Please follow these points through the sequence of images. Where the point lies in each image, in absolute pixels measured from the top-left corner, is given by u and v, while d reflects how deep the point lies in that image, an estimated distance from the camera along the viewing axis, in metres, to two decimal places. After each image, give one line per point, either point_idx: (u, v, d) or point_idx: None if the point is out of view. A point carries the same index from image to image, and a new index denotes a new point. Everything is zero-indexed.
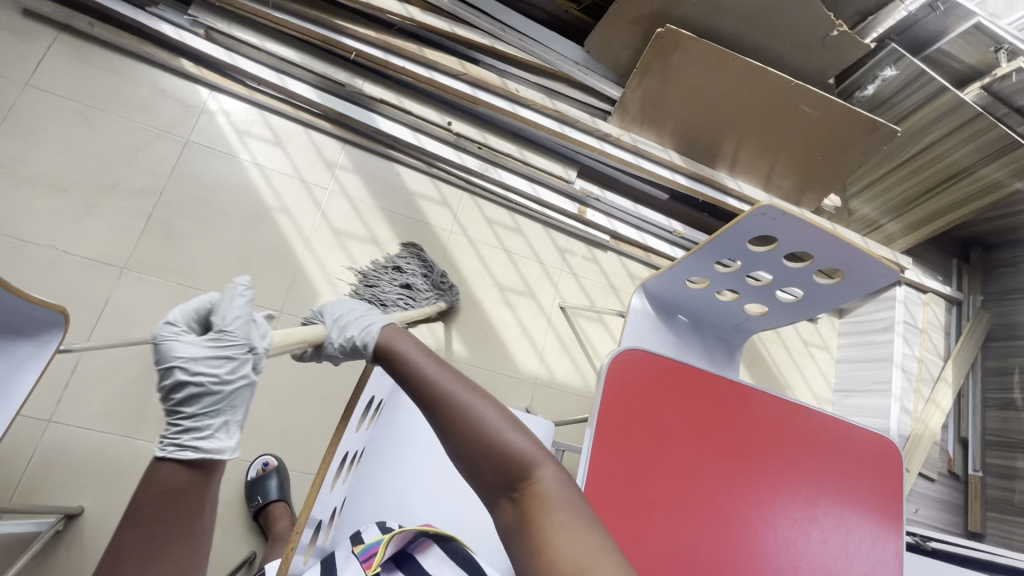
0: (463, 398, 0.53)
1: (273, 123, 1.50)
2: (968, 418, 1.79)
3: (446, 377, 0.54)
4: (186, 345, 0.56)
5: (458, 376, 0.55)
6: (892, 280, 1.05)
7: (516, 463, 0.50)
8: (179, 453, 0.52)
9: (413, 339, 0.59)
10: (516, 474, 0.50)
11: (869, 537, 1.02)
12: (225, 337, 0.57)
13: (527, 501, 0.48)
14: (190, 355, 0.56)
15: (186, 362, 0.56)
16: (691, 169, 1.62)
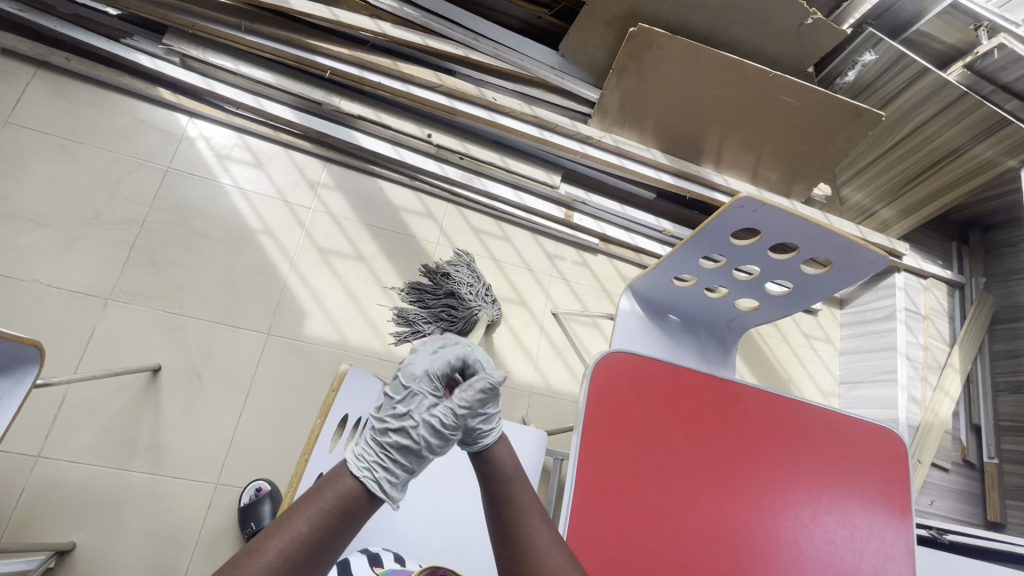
0: (533, 519, 0.54)
1: (253, 146, 1.51)
2: (980, 404, 1.74)
3: (525, 494, 0.56)
4: (425, 389, 0.58)
5: (532, 494, 0.57)
6: (882, 267, 1.02)
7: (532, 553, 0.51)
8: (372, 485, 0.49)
9: (512, 451, 0.60)
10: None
11: (877, 532, 0.99)
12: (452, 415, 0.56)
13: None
14: (438, 409, 0.57)
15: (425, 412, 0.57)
16: (676, 167, 1.61)
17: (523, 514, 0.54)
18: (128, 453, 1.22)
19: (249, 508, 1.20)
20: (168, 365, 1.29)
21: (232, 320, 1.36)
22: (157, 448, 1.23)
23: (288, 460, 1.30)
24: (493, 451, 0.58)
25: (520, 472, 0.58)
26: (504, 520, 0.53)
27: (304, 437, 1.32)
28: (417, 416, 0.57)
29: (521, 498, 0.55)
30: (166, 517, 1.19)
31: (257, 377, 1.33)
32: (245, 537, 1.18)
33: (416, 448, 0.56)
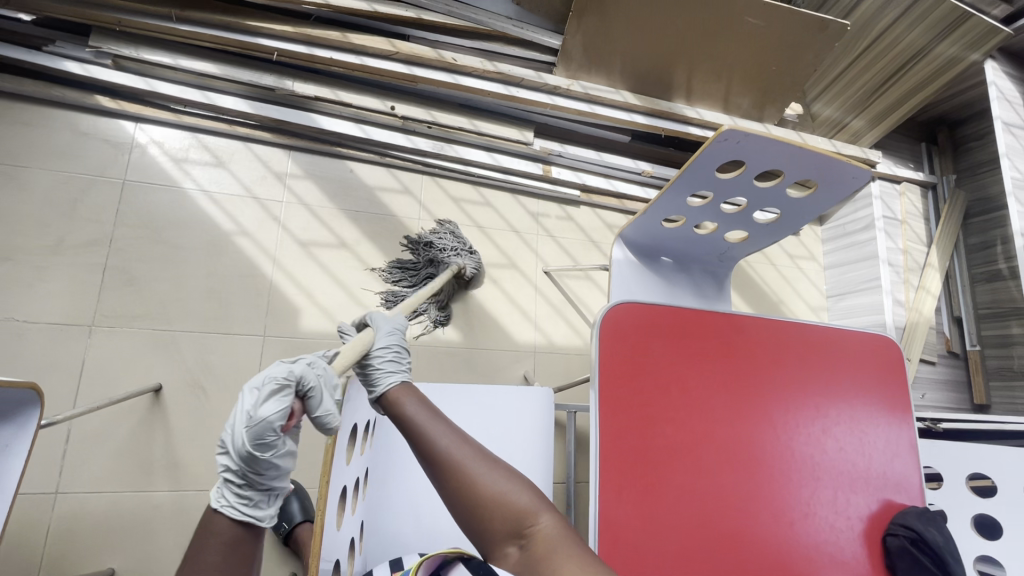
0: (454, 448, 0.51)
1: (210, 144, 1.43)
2: (959, 296, 1.83)
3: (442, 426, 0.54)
4: (244, 405, 0.57)
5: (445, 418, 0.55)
6: (864, 180, 1.03)
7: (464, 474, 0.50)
8: (232, 510, 0.53)
9: (413, 393, 0.61)
10: (516, 525, 0.48)
11: (882, 433, 1.06)
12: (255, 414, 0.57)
13: (478, 508, 0.49)
14: (240, 435, 0.56)
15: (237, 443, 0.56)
16: (648, 106, 1.58)
17: (443, 448, 0.51)
18: (147, 475, 1.21)
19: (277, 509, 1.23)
20: (168, 382, 1.26)
21: (224, 328, 1.33)
22: (175, 466, 1.23)
23: (308, 456, 1.31)
24: (395, 396, 0.60)
25: (428, 409, 0.57)
26: (430, 462, 0.51)
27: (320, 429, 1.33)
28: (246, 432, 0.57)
29: (442, 433, 0.53)
30: None
31: None
32: (279, 537, 1.22)
33: (249, 466, 0.55)
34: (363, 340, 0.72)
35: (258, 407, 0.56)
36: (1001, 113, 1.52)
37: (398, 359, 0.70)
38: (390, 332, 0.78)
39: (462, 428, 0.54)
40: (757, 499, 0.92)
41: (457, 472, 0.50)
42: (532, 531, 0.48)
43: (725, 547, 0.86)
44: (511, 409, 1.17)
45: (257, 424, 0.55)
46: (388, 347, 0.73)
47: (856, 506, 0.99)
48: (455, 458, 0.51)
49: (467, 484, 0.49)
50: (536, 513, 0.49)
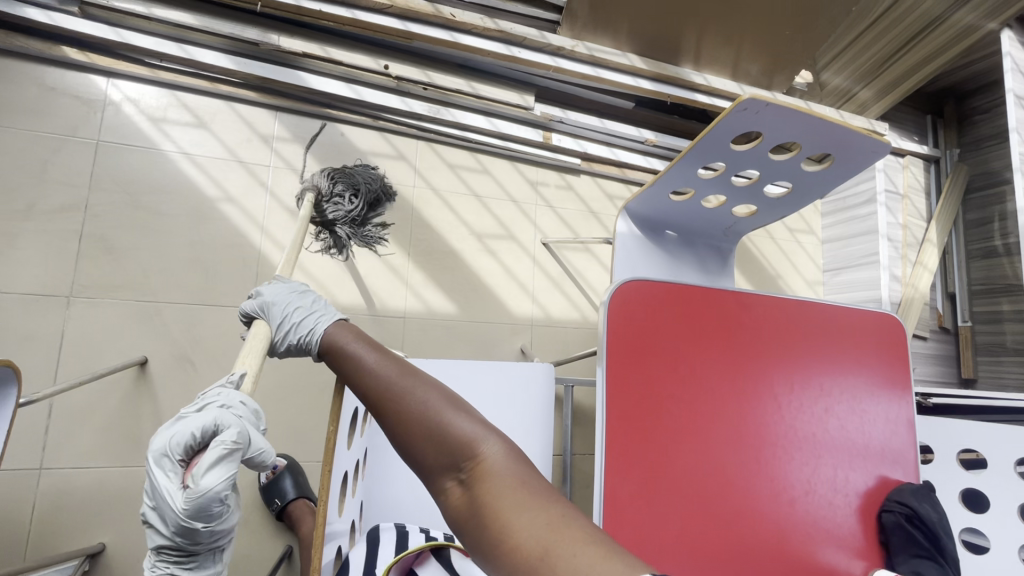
0: (394, 378, 0.50)
1: (189, 103, 1.33)
2: (955, 272, 1.83)
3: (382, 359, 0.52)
4: (168, 484, 0.53)
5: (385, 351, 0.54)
6: (882, 156, 0.99)
7: (404, 403, 0.48)
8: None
9: (352, 329, 0.61)
10: (456, 458, 0.45)
11: (882, 411, 1.06)
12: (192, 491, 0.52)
13: (416, 436, 0.46)
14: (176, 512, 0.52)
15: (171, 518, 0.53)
16: (655, 71, 1.51)
17: (379, 379, 0.50)
18: (136, 450, 1.18)
19: (271, 484, 1.21)
20: (155, 355, 1.22)
21: (210, 300, 1.27)
22: None
23: (302, 430, 1.29)
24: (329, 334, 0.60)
25: (367, 344, 0.56)
26: (366, 394, 0.51)
27: (314, 403, 1.30)
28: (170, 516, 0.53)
29: (381, 366, 0.52)
30: None
31: None
32: (274, 511, 1.22)
33: (197, 532, 0.53)
34: (259, 333, 0.67)
35: (199, 478, 0.52)
36: (1014, 86, 1.49)
37: (302, 315, 0.66)
38: (283, 291, 0.71)
39: (405, 361, 0.52)
40: (759, 478, 0.92)
41: (393, 403, 0.48)
42: (470, 464, 0.44)
43: (725, 525, 0.87)
44: (511, 385, 1.15)
45: (200, 498, 0.51)
46: (285, 316, 0.66)
47: (852, 482, 1.01)
48: (389, 388, 0.49)
49: (403, 415, 0.47)
50: (478, 443, 0.45)
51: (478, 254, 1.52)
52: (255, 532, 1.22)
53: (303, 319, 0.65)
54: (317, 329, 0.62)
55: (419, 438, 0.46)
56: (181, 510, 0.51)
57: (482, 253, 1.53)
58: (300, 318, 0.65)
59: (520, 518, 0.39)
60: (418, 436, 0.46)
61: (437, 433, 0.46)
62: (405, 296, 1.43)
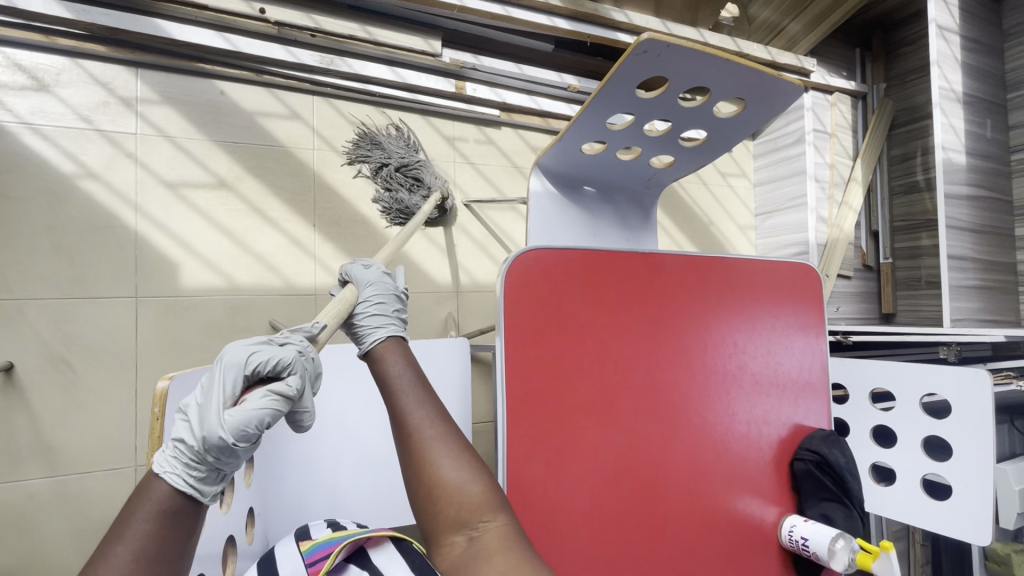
0: (424, 427, 0.51)
1: (23, 62, 1.12)
2: (878, 209, 1.86)
3: (420, 403, 0.53)
4: (218, 394, 0.49)
5: (423, 394, 0.55)
6: (794, 97, 0.93)
7: (429, 457, 0.49)
8: (177, 478, 0.42)
9: (405, 354, 0.61)
10: (468, 517, 0.46)
11: (796, 360, 1.07)
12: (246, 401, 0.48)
13: (432, 489, 0.48)
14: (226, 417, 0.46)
15: (211, 423, 0.46)
16: (571, 8, 1.38)
17: (415, 424, 0.51)
18: (13, 463, 1.07)
19: None
20: (22, 360, 1.08)
21: (83, 291, 1.13)
22: (48, 450, 1.09)
23: None
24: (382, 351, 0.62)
25: (412, 377, 0.57)
26: (398, 431, 0.52)
27: None
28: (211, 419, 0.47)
29: (421, 407, 0.53)
30: (89, 513, 1.11)
31: (141, 348, 1.16)
32: None
33: (232, 443, 0.46)
34: (348, 297, 0.70)
35: (254, 396, 0.49)
36: (936, 16, 1.44)
37: (383, 310, 0.69)
38: (379, 278, 0.75)
39: (441, 410, 0.54)
40: (671, 441, 0.91)
41: (422, 451, 0.49)
42: (482, 527, 0.46)
43: (635, 490, 0.86)
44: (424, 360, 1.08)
45: (251, 409, 0.47)
46: (372, 299, 0.70)
47: (767, 434, 1.02)
48: (421, 434, 0.51)
49: (429, 463, 0.49)
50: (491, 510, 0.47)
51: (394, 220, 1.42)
52: None
53: (381, 310, 0.68)
54: (372, 336, 0.64)
55: (435, 489, 0.47)
56: (226, 422, 0.47)
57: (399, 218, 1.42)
58: (381, 307, 0.69)
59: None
60: (434, 487, 0.48)
61: (455, 491, 0.47)
62: (315, 271, 1.33)
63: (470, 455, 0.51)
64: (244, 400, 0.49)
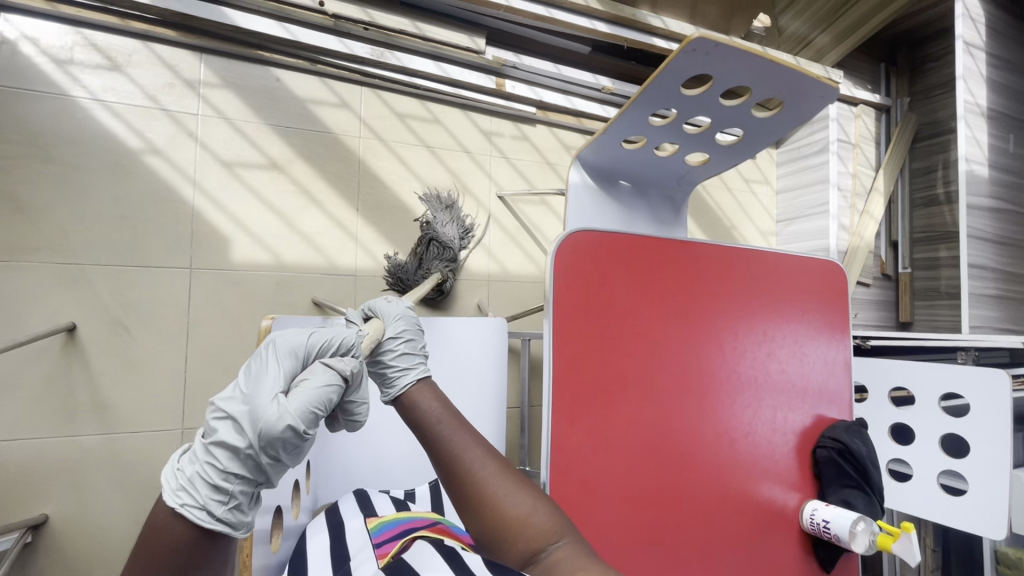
0: (479, 466, 0.51)
1: (98, 42, 1.19)
2: (899, 220, 1.90)
3: (467, 440, 0.53)
4: (274, 383, 0.52)
5: (465, 431, 0.54)
6: (829, 101, 0.98)
7: (489, 496, 0.50)
8: (203, 510, 0.43)
9: (437, 397, 0.59)
10: (538, 547, 0.48)
11: (821, 354, 1.11)
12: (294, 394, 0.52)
13: (498, 527, 0.49)
14: (281, 411, 0.49)
15: (268, 416, 0.48)
16: (610, 12, 1.45)
17: (464, 461, 0.51)
18: (70, 419, 1.12)
19: None
20: (84, 322, 1.14)
21: (143, 260, 1.19)
22: (103, 409, 1.15)
23: None
24: (419, 403, 0.58)
25: (451, 416, 0.56)
26: (451, 473, 0.51)
27: None
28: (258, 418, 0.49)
29: (465, 444, 0.53)
30: (138, 470, 1.16)
31: (193, 316, 1.22)
32: None
33: (286, 447, 0.49)
34: (373, 332, 0.68)
35: (302, 387, 0.52)
36: (963, 32, 1.49)
37: (411, 349, 0.67)
38: (400, 311, 0.73)
39: (488, 446, 0.54)
40: (701, 423, 0.95)
41: (477, 489, 0.50)
42: (550, 549, 0.48)
43: (666, 467, 0.91)
44: (465, 343, 1.14)
45: (306, 398, 0.51)
46: (399, 336, 0.68)
47: (791, 422, 1.06)
48: (477, 473, 0.51)
49: (491, 500, 0.49)
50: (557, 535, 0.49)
51: None
52: None
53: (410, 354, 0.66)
54: (402, 382, 0.60)
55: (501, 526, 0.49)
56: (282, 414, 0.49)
57: None
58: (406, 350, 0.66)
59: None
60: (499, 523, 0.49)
61: (520, 523, 0.48)
62: (356, 253, 1.39)
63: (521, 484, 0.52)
64: (291, 391, 0.52)
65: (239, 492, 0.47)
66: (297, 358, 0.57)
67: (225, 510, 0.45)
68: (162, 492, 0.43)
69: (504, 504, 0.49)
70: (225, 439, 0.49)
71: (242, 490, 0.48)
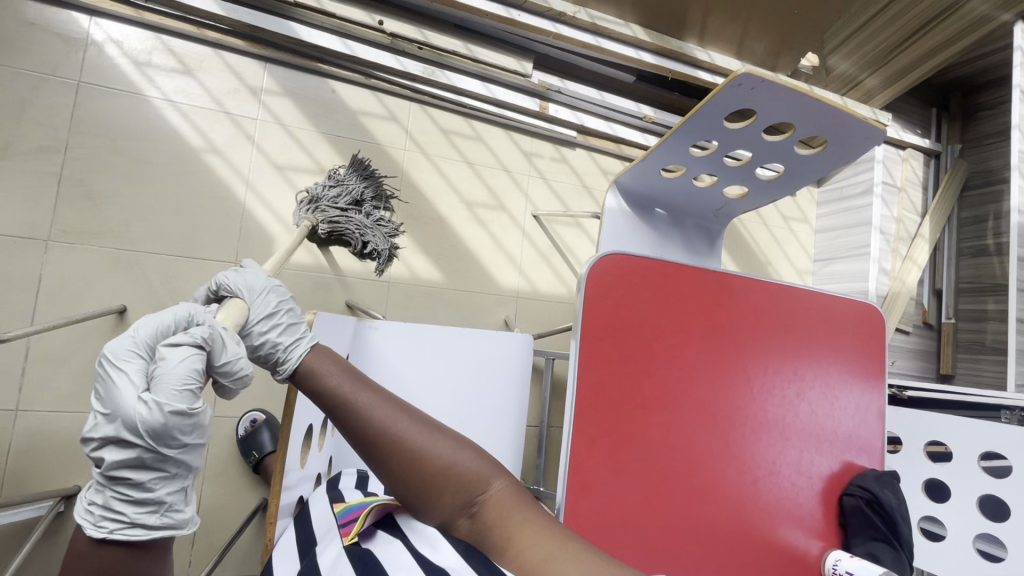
0: (394, 422, 0.51)
1: (175, 48, 1.28)
2: (944, 269, 1.83)
3: (376, 400, 0.52)
4: (128, 386, 0.49)
5: (367, 387, 0.53)
6: (875, 143, 0.98)
7: (409, 450, 0.50)
8: (128, 530, 0.46)
9: (335, 358, 0.57)
10: (473, 494, 0.51)
11: (852, 400, 1.07)
12: (163, 386, 0.49)
13: (425, 479, 0.50)
14: (153, 410, 0.47)
15: (140, 421, 0.47)
16: (657, 44, 1.48)
17: (375, 421, 0.50)
18: None
19: (249, 438, 1.23)
20: (134, 305, 1.21)
21: (193, 252, 1.26)
22: None
23: (279, 387, 1.31)
24: (316, 367, 0.55)
25: (352, 376, 0.54)
26: (362, 437, 0.50)
27: None
28: (136, 424, 0.47)
29: (383, 409, 0.51)
30: None
31: None
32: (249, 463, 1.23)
33: (181, 431, 0.48)
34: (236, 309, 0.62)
35: (165, 374, 0.49)
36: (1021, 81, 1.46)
37: (287, 318, 0.62)
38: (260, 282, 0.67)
39: (397, 401, 0.53)
40: (723, 457, 0.94)
41: (404, 453, 0.50)
42: (483, 503, 0.51)
43: (683, 498, 0.89)
44: (489, 360, 1.15)
45: (177, 383, 0.49)
46: (275, 312, 0.63)
47: (816, 466, 1.02)
48: (391, 430, 0.50)
49: (412, 451, 0.50)
50: (492, 480, 0.52)
51: (466, 222, 1.51)
52: (229, 485, 1.23)
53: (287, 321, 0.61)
54: (293, 351, 0.57)
55: (425, 479, 0.49)
56: (152, 415, 0.47)
57: (471, 221, 1.51)
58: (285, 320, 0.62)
59: (545, 549, 0.46)
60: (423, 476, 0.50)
61: (444, 472, 0.50)
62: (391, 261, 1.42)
63: (445, 438, 0.52)
64: (158, 384, 0.49)
65: (165, 493, 0.49)
66: (142, 355, 0.52)
67: (157, 519, 0.48)
68: (81, 531, 0.44)
69: (427, 457, 0.50)
70: (116, 460, 0.48)
71: (168, 491, 0.50)
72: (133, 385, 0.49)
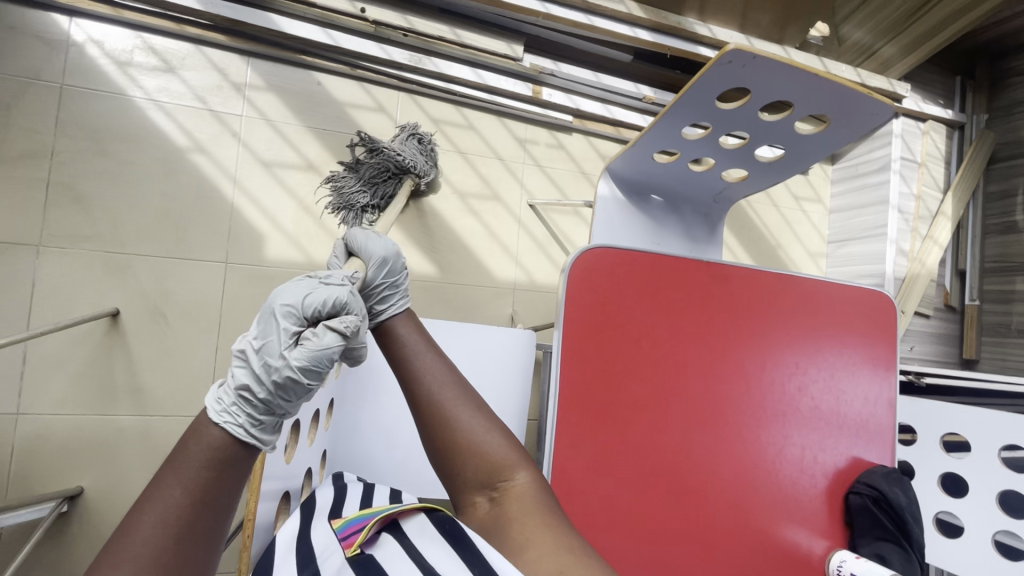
0: (440, 391, 0.56)
1: (157, 47, 1.26)
2: (968, 248, 1.73)
3: (432, 364, 0.58)
4: (283, 336, 0.52)
5: (431, 355, 0.59)
6: (884, 119, 0.90)
7: (448, 417, 0.55)
8: (237, 429, 0.44)
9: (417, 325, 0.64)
10: (496, 479, 0.54)
11: (861, 394, 1.02)
12: (307, 338, 0.53)
13: (454, 447, 0.54)
14: (292, 357, 0.51)
15: (279, 359, 0.51)
16: (653, 20, 1.41)
17: (426, 385, 0.56)
18: (108, 399, 1.19)
19: None
20: (127, 309, 1.21)
21: (183, 253, 1.26)
22: (138, 391, 1.21)
23: None
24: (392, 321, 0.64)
25: (425, 344, 0.60)
26: (412, 398, 0.56)
27: None
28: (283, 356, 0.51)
29: (440, 381, 0.56)
30: (166, 452, 1.22)
31: (225, 308, 1.27)
32: None
33: (296, 390, 0.51)
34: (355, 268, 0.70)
35: (319, 333, 0.53)
36: None
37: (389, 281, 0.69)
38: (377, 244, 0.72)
39: (454, 369, 0.58)
40: (720, 456, 0.90)
41: (443, 418, 0.55)
42: (504, 486, 0.54)
43: (678, 500, 0.86)
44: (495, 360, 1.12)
45: (320, 349, 0.52)
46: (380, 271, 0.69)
47: (822, 464, 0.98)
48: (438, 398, 0.55)
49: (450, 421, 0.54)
50: (516, 469, 0.54)
51: (459, 214, 1.47)
52: None
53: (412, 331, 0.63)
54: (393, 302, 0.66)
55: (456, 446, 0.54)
56: (296, 361, 0.51)
57: (465, 213, 1.48)
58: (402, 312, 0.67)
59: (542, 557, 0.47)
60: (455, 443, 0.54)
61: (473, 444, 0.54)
62: None
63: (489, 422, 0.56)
64: (302, 340, 0.53)
65: (269, 416, 0.47)
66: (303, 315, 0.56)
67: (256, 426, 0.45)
68: (205, 413, 0.44)
69: (463, 428, 0.54)
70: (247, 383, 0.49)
71: (271, 419, 0.48)
72: (283, 329, 0.53)
